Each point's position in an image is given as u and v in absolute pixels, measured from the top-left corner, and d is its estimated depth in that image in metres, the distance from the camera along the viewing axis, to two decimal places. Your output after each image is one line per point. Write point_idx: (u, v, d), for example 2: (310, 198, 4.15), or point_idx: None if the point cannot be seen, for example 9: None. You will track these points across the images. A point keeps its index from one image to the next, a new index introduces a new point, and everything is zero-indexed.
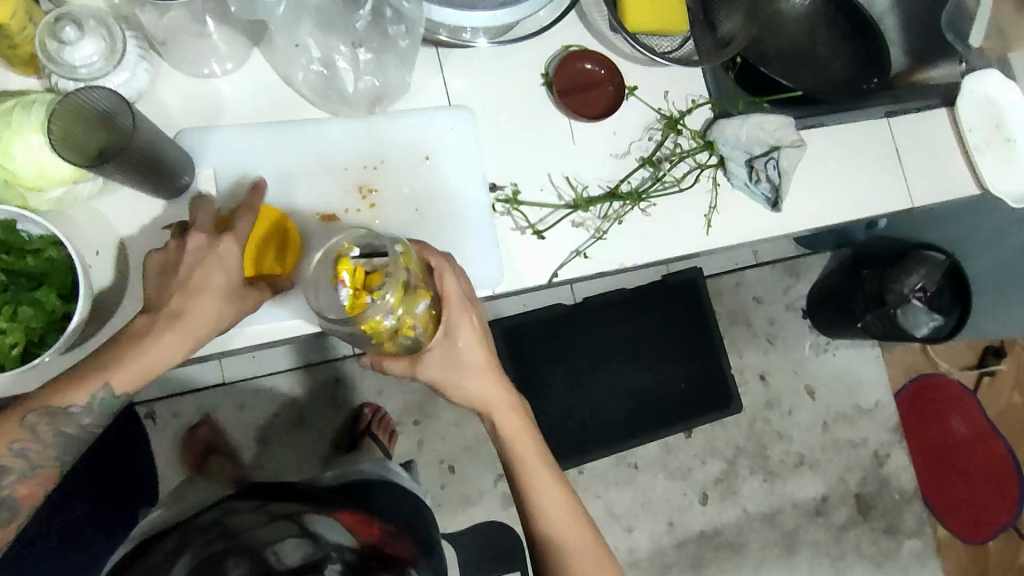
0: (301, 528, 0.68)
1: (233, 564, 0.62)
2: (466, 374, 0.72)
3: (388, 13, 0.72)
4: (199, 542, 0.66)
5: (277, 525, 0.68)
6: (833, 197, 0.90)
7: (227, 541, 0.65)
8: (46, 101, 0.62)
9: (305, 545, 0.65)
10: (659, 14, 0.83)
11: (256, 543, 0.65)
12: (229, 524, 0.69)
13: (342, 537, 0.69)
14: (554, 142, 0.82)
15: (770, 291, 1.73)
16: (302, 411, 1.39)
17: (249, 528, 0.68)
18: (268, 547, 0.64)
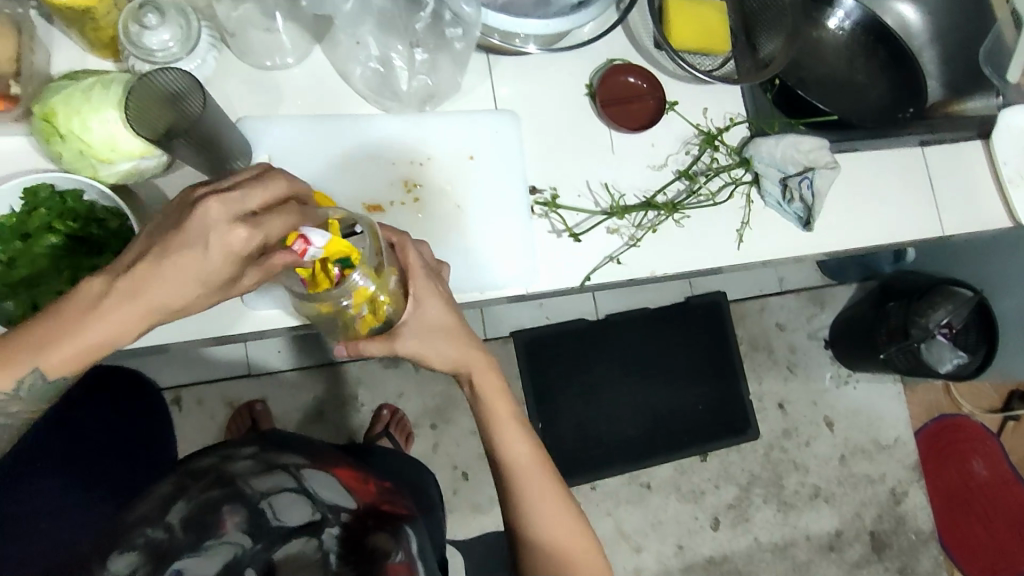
0: (297, 482, 0.71)
1: (230, 514, 0.65)
2: (440, 342, 0.71)
3: (446, 16, 0.75)
4: (195, 486, 0.67)
5: (273, 477, 0.71)
6: (864, 221, 0.92)
7: (224, 487, 0.67)
8: (125, 79, 0.65)
9: (301, 505, 0.68)
10: (703, 33, 0.86)
11: (252, 493, 0.67)
12: (227, 470, 0.71)
13: (338, 499, 0.71)
14: (595, 150, 0.85)
15: (793, 319, 1.74)
16: (323, 407, 1.40)
17: (245, 475, 0.70)
18: (262, 499, 0.67)
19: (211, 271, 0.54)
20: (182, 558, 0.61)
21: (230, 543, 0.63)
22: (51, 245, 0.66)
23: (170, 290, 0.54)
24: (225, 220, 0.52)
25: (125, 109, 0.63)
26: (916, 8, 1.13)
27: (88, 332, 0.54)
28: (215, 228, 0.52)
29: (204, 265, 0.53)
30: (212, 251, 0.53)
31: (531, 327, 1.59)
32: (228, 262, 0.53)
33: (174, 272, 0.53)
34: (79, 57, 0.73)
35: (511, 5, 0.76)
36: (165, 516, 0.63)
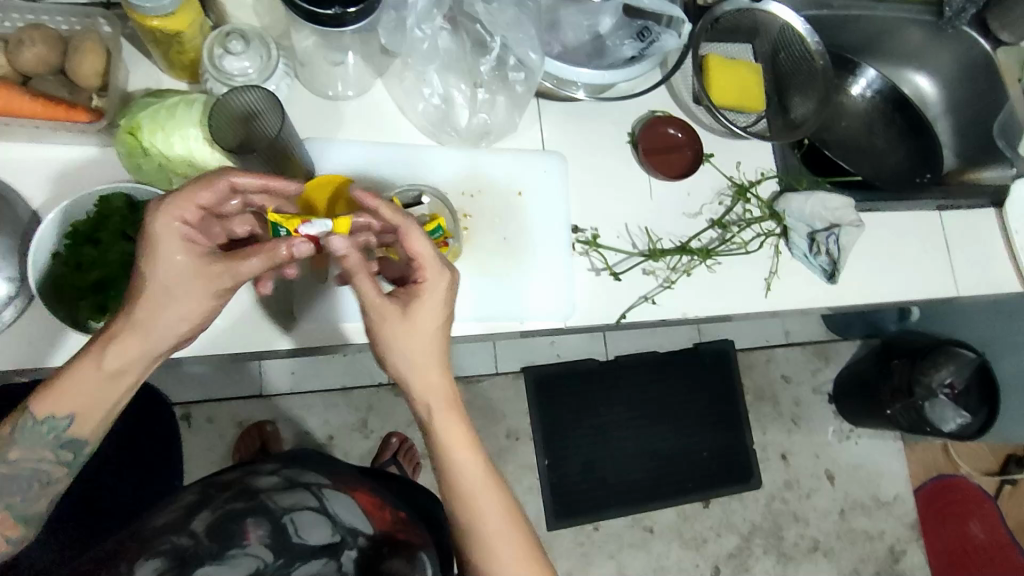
0: (319, 501, 0.71)
1: (253, 525, 0.66)
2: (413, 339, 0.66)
3: (510, 61, 0.77)
4: (220, 498, 0.69)
5: (294, 494, 0.71)
6: (885, 277, 0.96)
7: (247, 500, 0.68)
8: (207, 99, 0.68)
9: (323, 525, 0.69)
10: (740, 93, 0.92)
11: (275, 507, 0.68)
12: (250, 484, 0.72)
13: (358, 522, 0.71)
14: (635, 195, 0.89)
15: (798, 371, 1.77)
16: (334, 432, 1.40)
17: (267, 491, 0.71)
18: (285, 514, 0.68)
19: (176, 271, 0.59)
20: (204, 565, 0.62)
21: (252, 555, 0.63)
22: (122, 251, 0.69)
23: (142, 303, 0.59)
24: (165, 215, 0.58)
25: (206, 127, 0.67)
26: (931, 80, 1.19)
27: (78, 373, 0.59)
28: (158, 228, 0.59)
29: (166, 268, 0.59)
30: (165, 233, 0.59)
31: (542, 364, 1.60)
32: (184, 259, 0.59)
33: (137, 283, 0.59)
34: (155, 77, 0.76)
35: (566, 54, 0.82)
36: (192, 523, 0.65)
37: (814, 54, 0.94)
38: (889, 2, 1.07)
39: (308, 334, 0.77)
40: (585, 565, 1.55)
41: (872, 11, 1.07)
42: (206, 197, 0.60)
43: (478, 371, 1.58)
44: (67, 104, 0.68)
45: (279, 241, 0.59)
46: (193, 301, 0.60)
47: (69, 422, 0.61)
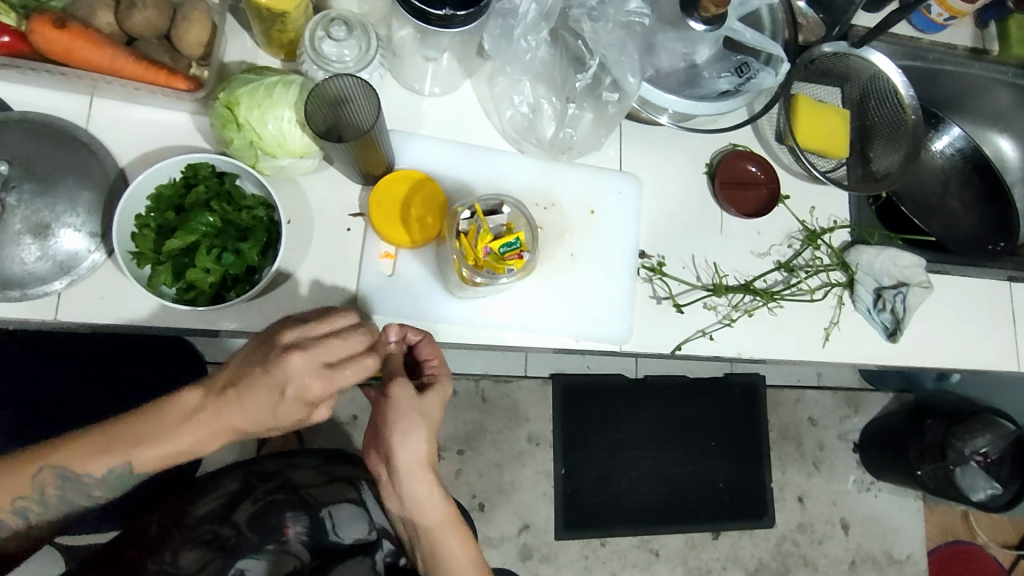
0: (353, 499, 0.82)
1: (290, 523, 0.79)
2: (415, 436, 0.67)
3: (606, 81, 0.77)
4: (263, 488, 0.80)
5: (332, 491, 0.82)
6: (946, 344, 0.93)
7: (287, 495, 0.80)
8: (303, 81, 0.69)
9: (356, 521, 0.81)
10: (827, 136, 0.91)
11: (314, 502, 0.80)
12: (291, 477, 0.82)
13: (386, 523, 0.83)
14: (705, 227, 0.87)
15: (827, 416, 1.74)
16: (359, 413, 1.40)
17: (308, 485, 0.82)
18: (322, 509, 0.80)
19: (296, 413, 0.61)
20: (244, 557, 0.75)
21: (289, 553, 0.77)
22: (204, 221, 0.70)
23: (253, 420, 0.62)
24: (307, 358, 0.58)
25: (301, 111, 0.67)
26: (1014, 144, 1.16)
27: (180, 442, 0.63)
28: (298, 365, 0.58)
29: (289, 411, 0.60)
30: (301, 392, 0.59)
31: (572, 373, 1.59)
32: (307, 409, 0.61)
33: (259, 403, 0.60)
34: (251, 51, 0.76)
35: (658, 78, 0.81)
36: (234, 513, 0.77)
37: (907, 108, 0.91)
38: (984, 62, 1.04)
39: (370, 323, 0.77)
40: None
41: (966, 68, 1.04)
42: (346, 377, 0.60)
43: (506, 371, 1.59)
44: (168, 70, 0.69)
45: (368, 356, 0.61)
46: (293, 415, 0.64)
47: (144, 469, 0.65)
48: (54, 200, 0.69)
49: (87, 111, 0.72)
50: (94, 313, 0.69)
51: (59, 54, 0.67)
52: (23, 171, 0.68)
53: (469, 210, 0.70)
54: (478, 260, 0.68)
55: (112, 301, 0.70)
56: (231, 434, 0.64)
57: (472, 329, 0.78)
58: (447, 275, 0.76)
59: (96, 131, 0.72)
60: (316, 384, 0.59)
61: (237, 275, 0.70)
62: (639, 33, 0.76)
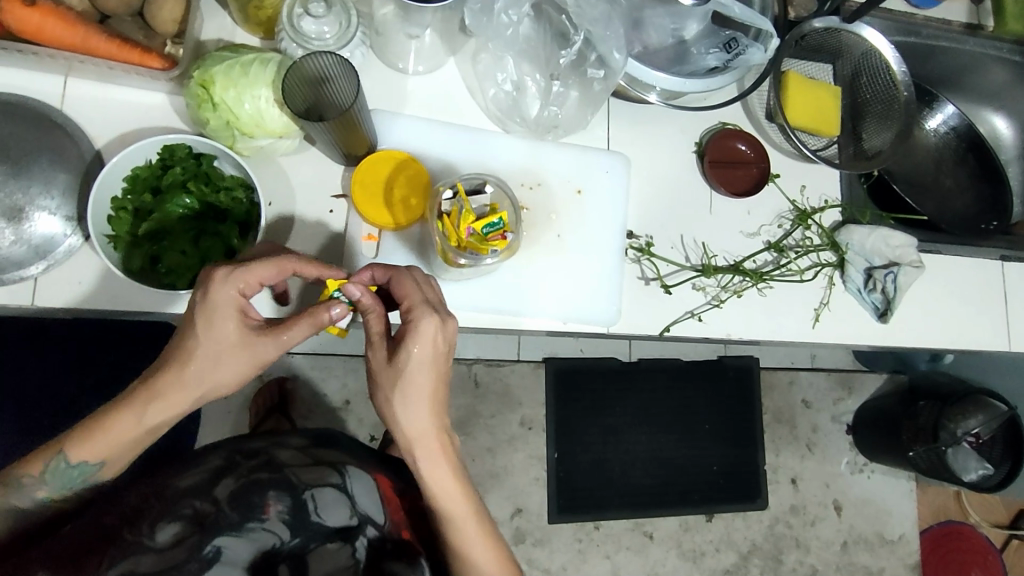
0: (339, 481, 0.72)
1: (274, 500, 0.67)
2: (407, 401, 0.65)
3: (591, 58, 0.75)
4: (245, 466, 0.69)
5: (318, 471, 0.72)
6: (937, 323, 0.93)
7: (272, 472, 0.69)
8: (280, 60, 0.67)
9: (342, 506, 0.70)
10: (818, 114, 0.89)
11: (298, 482, 0.69)
12: (275, 456, 0.72)
13: (373, 511, 0.72)
14: (694, 207, 0.86)
15: (820, 398, 1.74)
16: (350, 398, 1.39)
17: (292, 466, 0.72)
18: (306, 490, 0.69)
19: (226, 338, 0.59)
20: (223, 533, 0.62)
21: (269, 530, 0.64)
22: (182, 205, 0.69)
23: (186, 372, 0.59)
24: (228, 283, 0.58)
25: (278, 89, 0.66)
26: (1009, 122, 1.14)
27: (120, 422, 0.60)
28: (223, 296, 0.58)
29: (217, 331, 0.58)
30: (217, 295, 0.58)
31: (565, 357, 1.59)
32: (237, 324, 0.59)
33: (189, 354, 0.59)
34: (229, 29, 0.74)
35: (647, 55, 0.79)
36: (215, 489, 0.65)
37: (899, 84, 0.90)
38: (979, 37, 1.02)
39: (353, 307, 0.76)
40: (581, 561, 1.57)
41: (960, 44, 1.02)
42: (264, 268, 0.59)
43: (499, 356, 1.58)
44: (142, 49, 0.68)
45: (322, 305, 0.60)
46: (234, 372, 0.60)
47: (101, 467, 0.62)
48: (29, 182, 0.68)
49: (61, 92, 0.71)
50: (71, 298, 0.68)
51: (29, 32, 0.65)
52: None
53: (451, 190, 0.69)
54: (460, 241, 0.67)
55: (88, 284, 0.68)
56: (167, 403, 0.60)
57: (458, 312, 0.77)
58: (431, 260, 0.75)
59: (71, 112, 0.71)
60: (222, 279, 0.58)
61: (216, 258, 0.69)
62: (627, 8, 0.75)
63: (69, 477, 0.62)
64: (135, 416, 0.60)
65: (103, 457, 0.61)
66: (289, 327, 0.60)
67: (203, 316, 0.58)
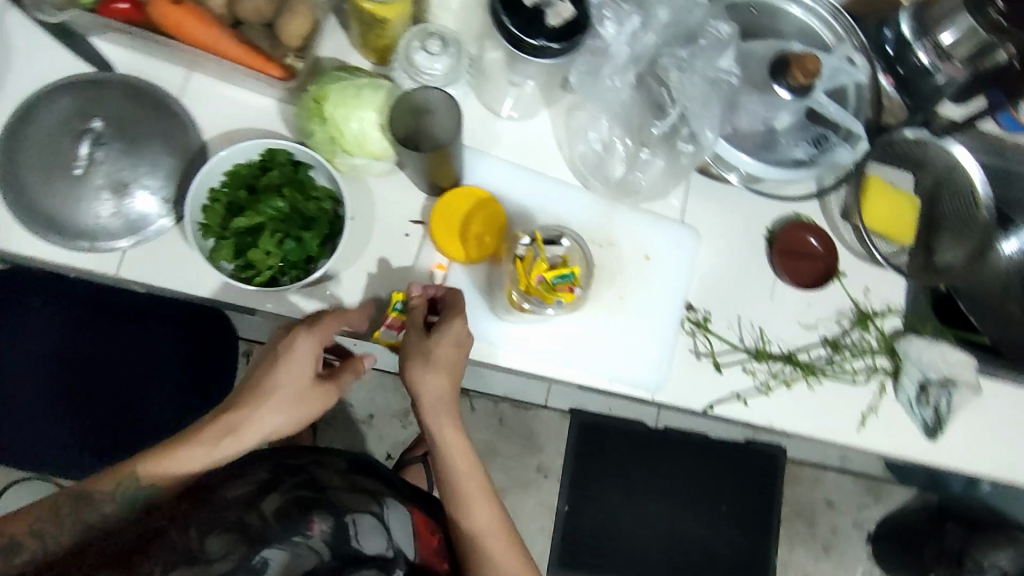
0: (376, 510, 0.75)
1: (318, 521, 0.67)
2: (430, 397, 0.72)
3: (683, 132, 0.77)
4: (288, 482, 0.73)
5: (358, 496, 0.76)
6: (987, 450, 0.90)
7: (314, 492, 0.72)
8: (390, 88, 0.71)
9: (378, 534, 0.72)
10: (893, 220, 0.89)
11: (339, 505, 0.71)
12: (317, 476, 0.77)
13: (406, 544, 0.76)
14: (757, 291, 0.87)
15: (845, 500, 1.68)
16: (375, 413, 1.41)
17: (333, 488, 0.75)
18: (347, 513, 0.71)
19: (300, 381, 0.68)
20: (269, 546, 0.63)
21: (312, 547, 0.64)
22: (274, 207, 0.71)
23: (260, 411, 0.67)
24: (309, 335, 0.67)
25: (383, 114, 0.69)
26: None
27: (194, 452, 0.66)
28: (305, 350, 0.67)
29: (293, 375, 0.67)
30: (300, 343, 0.67)
31: (592, 411, 1.58)
32: (310, 371, 0.68)
33: (267, 393, 0.67)
34: (345, 50, 0.79)
35: (736, 137, 0.80)
36: (261, 504, 0.67)
37: (981, 205, 0.90)
38: None
39: None
40: None
41: None
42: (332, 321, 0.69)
43: (527, 399, 1.60)
44: (265, 57, 0.72)
45: (359, 358, 0.72)
46: (301, 415, 0.69)
47: (158, 493, 0.66)
48: (136, 161, 0.72)
49: (183, 82, 0.76)
50: (152, 275, 0.72)
51: (168, 26, 0.70)
52: (116, 129, 0.72)
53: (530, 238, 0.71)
54: (528, 287, 0.68)
55: (169, 266, 0.72)
56: (239, 438, 0.67)
57: (510, 353, 0.79)
58: (496, 295, 0.77)
59: (188, 103, 0.75)
60: (305, 332, 0.67)
61: (294, 262, 0.71)
62: (726, 90, 0.76)
63: (130, 503, 0.66)
64: (206, 446, 0.66)
65: (168, 484, 0.66)
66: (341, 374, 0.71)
67: (284, 361, 0.67)
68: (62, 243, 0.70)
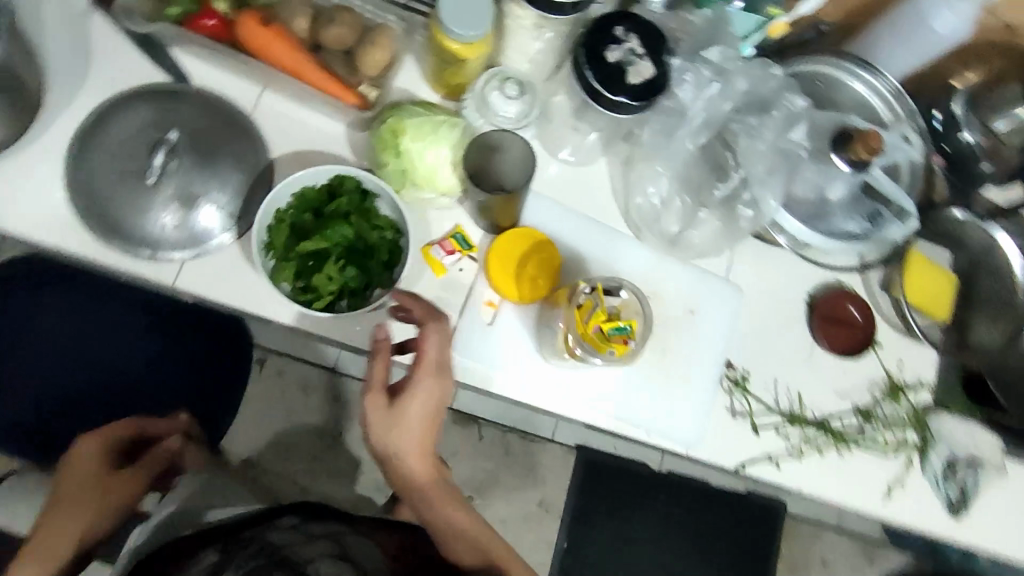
0: (342, 555, 0.66)
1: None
2: (397, 436, 0.71)
3: (745, 197, 0.80)
4: (240, 555, 0.62)
5: (316, 545, 0.66)
6: (1009, 532, 0.90)
7: (263, 556, 0.61)
8: (469, 127, 0.73)
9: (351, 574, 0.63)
10: (931, 294, 0.90)
11: (298, 559, 0.61)
12: (268, 539, 0.66)
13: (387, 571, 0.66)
14: (794, 355, 0.88)
15: (840, 561, 1.69)
16: None
17: (287, 545, 0.65)
18: (309, 564, 0.61)
19: (92, 467, 0.87)
20: None
21: None
22: (341, 233, 0.71)
23: (71, 484, 0.85)
24: (93, 437, 0.88)
25: (457, 152, 0.71)
26: None
27: (55, 523, 0.81)
28: (87, 450, 0.87)
29: (84, 463, 0.86)
30: (85, 443, 0.87)
31: (598, 449, 1.58)
32: (98, 449, 0.87)
33: (68, 478, 0.85)
34: (416, 83, 0.80)
35: (790, 203, 0.81)
36: None
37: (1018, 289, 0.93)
38: None
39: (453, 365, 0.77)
40: None
41: None
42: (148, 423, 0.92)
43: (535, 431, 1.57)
44: (343, 83, 0.73)
45: (179, 437, 0.93)
46: (118, 489, 0.88)
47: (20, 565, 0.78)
48: (205, 174, 0.72)
49: (256, 99, 0.77)
50: (207, 288, 0.72)
51: (253, 46, 0.71)
52: (190, 141, 0.72)
53: (589, 285, 0.71)
54: (585, 334, 0.69)
55: (227, 282, 0.72)
56: (68, 516, 0.82)
57: (552, 397, 0.79)
58: (547, 340, 0.77)
59: (259, 121, 0.76)
60: (92, 437, 0.87)
61: (353, 288, 0.71)
62: (792, 161, 0.79)
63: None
64: (53, 520, 0.82)
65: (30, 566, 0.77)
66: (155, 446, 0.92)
67: (71, 459, 0.86)
68: (126, 251, 0.70)
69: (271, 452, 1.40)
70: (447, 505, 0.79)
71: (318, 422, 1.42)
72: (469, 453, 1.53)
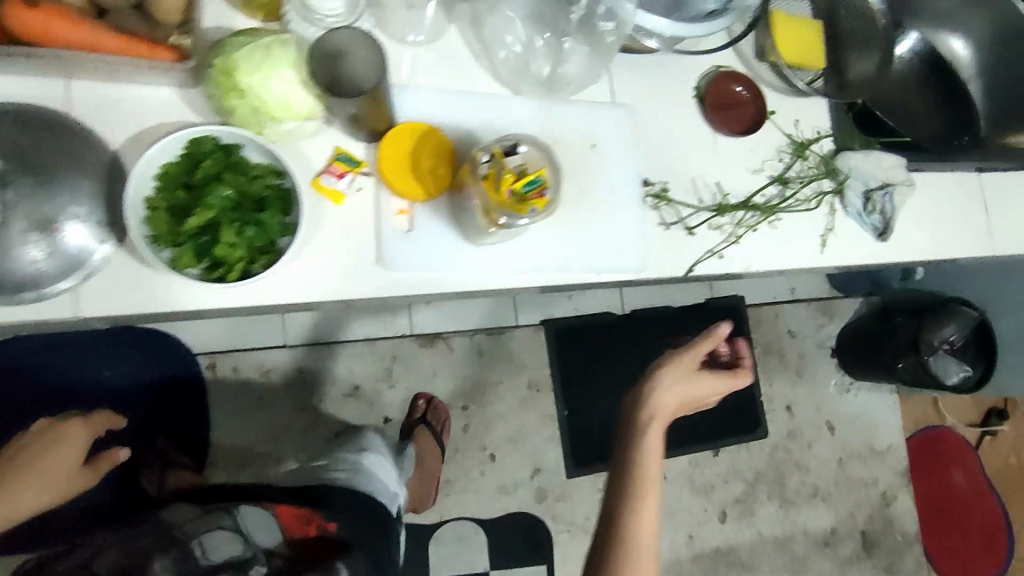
0: (232, 519, 0.78)
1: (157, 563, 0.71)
2: (665, 384, 0.81)
3: (600, 10, 0.78)
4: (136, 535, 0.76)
5: (211, 517, 0.77)
6: (927, 235, 0.99)
7: (157, 539, 0.74)
8: (299, 40, 0.67)
9: (233, 541, 0.75)
10: (805, 46, 0.93)
11: (184, 536, 0.74)
12: (167, 519, 0.79)
13: (269, 537, 0.79)
14: (702, 151, 0.90)
15: (804, 327, 1.82)
16: (359, 384, 1.48)
17: (185, 522, 0.78)
18: (192, 540, 0.74)
19: (74, 459, 0.81)
20: None
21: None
22: (221, 196, 0.67)
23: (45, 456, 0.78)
24: (81, 426, 0.83)
25: (302, 70, 0.65)
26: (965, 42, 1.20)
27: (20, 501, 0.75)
28: (76, 431, 0.82)
29: (74, 439, 0.82)
30: (71, 429, 0.82)
31: (562, 316, 1.63)
32: (81, 455, 0.83)
33: (20, 452, 0.78)
34: (229, 16, 0.73)
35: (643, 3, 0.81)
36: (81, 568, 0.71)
37: (875, 12, 0.98)
38: None
39: (390, 282, 0.75)
40: None
41: None
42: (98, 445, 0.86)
43: (498, 323, 1.60)
44: (152, 41, 0.67)
45: (117, 454, 0.84)
46: (52, 483, 0.78)
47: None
48: (50, 191, 0.65)
49: (65, 94, 0.69)
50: (111, 303, 0.67)
51: (34, 35, 0.63)
52: (19, 164, 0.65)
53: (486, 152, 0.70)
54: (502, 202, 0.68)
55: (130, 291, 0.68)
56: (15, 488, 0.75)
57: (497, 275, 0.79)
58: (471, 225, 0.75)
59: (82, 115, 0.69)
60: (75, 421, 0.83)
61: (260, 246, 0.68)
62: None
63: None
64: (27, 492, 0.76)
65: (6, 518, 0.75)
66: (98, 463, 0.85)
67: (46, 440, 0.80)
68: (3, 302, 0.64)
69: (260, 443, 1.39)
70: (648, 482, 0.77)
71: (293, 398, 1.42)
72: (446, 367, 1.54)
